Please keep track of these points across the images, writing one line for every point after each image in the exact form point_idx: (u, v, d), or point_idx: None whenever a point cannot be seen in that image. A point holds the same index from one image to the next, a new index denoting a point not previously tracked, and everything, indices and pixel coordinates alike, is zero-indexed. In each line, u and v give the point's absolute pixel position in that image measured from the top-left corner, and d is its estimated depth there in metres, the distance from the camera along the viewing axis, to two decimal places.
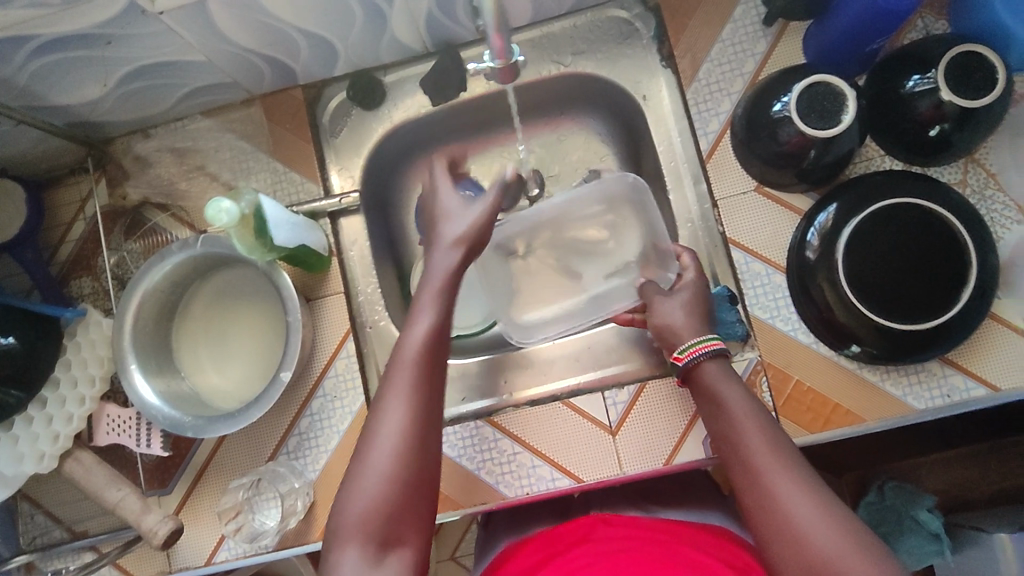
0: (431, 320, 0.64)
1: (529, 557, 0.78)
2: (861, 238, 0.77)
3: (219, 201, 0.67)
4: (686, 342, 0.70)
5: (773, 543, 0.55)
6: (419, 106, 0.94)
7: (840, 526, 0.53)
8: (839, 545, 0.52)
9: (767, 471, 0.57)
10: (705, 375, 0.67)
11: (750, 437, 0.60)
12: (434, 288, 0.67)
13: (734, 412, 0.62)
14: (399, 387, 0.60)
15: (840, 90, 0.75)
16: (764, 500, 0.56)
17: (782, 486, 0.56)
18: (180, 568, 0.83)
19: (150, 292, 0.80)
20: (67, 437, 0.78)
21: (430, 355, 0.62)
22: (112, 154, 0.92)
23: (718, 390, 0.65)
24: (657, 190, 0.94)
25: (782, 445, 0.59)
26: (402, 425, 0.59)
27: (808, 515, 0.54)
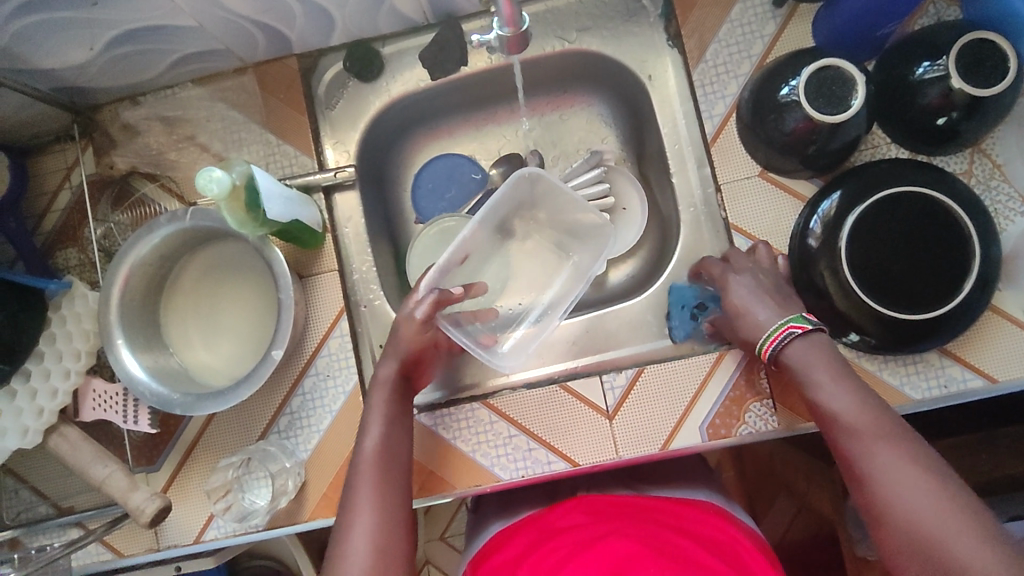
0: (380, 434, 0.70)
1: (514, 549, 0.75)
2: (865, 226, 0.76)
3: (210, 169, 0.64)
4: (764, 330, 0.70)
5: (886, 526, 0.57)
6: (418, 79, 0.92)
7: (941, 502, 0.55)
8: (945, 522, 0.54)
9: (868, 460, 0.60)
10: (793, 361, 0.68)
11: (849, 423, 0.63)
12: (376, 404, 0.72)
13: (835, 405, 0.64)
14: (364, 502, 0.65)
15: (849, 74, 0.73)
16: (870, 489, 0.59)
17: (881, 472, 0.58)
18: (168, 546, 0.82)
19: (138, 264, 0.77)
20: (52, 411, 0.76)
21: (385, 462, 0.68)
22: (100, 121, 0.89)
23: (809, 382, 0.66)
24: (660, 173, 0.93)
25: (883, 428, 0.61)
26: (371, 529, 0.63)
27: (911, 496, 0.56)
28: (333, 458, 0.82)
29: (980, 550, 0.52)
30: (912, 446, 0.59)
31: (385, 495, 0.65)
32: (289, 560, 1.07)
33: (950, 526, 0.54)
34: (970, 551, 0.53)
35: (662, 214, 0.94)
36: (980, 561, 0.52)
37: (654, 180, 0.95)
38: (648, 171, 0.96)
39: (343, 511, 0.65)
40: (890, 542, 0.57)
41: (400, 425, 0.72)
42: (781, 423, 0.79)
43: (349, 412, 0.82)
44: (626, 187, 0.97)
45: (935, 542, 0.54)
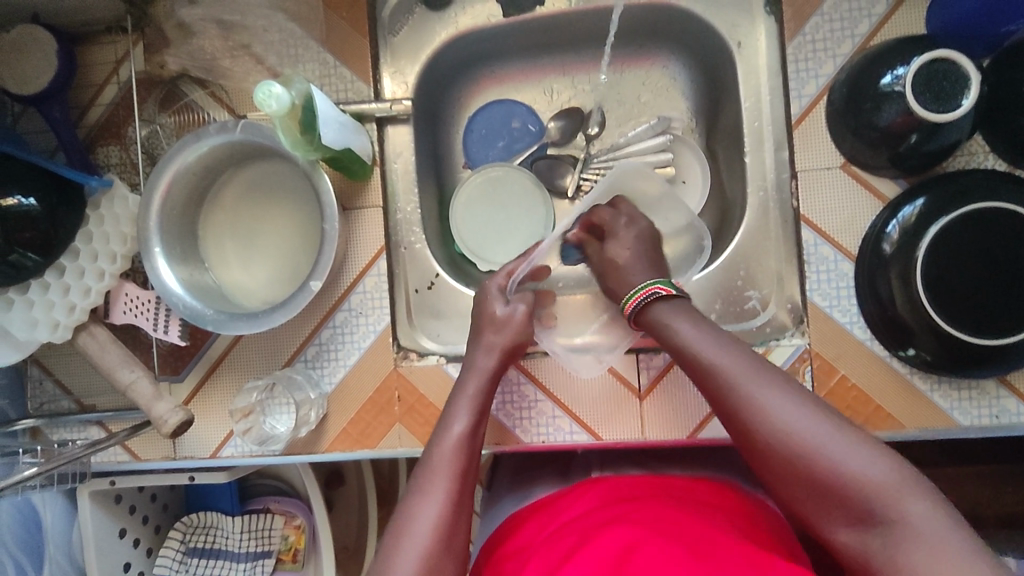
0: (466, 426, 0.68)
1: (526, 537, 0.72)
2: (948, 239, 0.70)
3: (270, 84, 0.61)
4: (630, 288, 0.73)
5: (767, 446, 0.58)
6: (488, 14, 0.86)
7: (824, 421, 0.57)
8: (824, 434, 0.56)
9: (750, 386, 0.60)
10: (654, 314, 0.70)
11: (723, 353, 0.63)
12: (470, 393, 0.71)
13: (687, 343, 0.65)
14: (433, 488, 0.63)
15: (966, 73, 0.65)
16: (752, 417, 0.59)
17: (765, 397, 0.59)
18: (185, 456, 0.83)
19: (182, 171, 0.75)
20: (83, 310, 0.75)
21: (463, 456, 0.66)
22: (154, 16, 0.83)
23: (670, 326, 0.67)
24: (730, 151, 0.87)
25: (754, 363, 0.62)
26: (436, 515, 0.61)
27: (793, 413, 0.58)
28: (355, 398, 0.82)
29: (866, 456, 0.54)
30: (788, 379, 0.61)
31: (456, 487, 0.64)
32: (296, 484, 1.09)
33: (837, 439, 0.55)
34: (854, 459, 0.54)
35: (725, 194, 0.89)
36: (867, 467, 0.54)
37: (722, 156, 0.89)
38: (716, 146, 0.90)
39: (412, 491, 0.64)
40: (777, 464, 0.58)
41: (482, 420, 0.71)
42: None
43: (378, 352, 0.82)
44: (689, 159, 0.91)
45: (818, 455, 0.55)
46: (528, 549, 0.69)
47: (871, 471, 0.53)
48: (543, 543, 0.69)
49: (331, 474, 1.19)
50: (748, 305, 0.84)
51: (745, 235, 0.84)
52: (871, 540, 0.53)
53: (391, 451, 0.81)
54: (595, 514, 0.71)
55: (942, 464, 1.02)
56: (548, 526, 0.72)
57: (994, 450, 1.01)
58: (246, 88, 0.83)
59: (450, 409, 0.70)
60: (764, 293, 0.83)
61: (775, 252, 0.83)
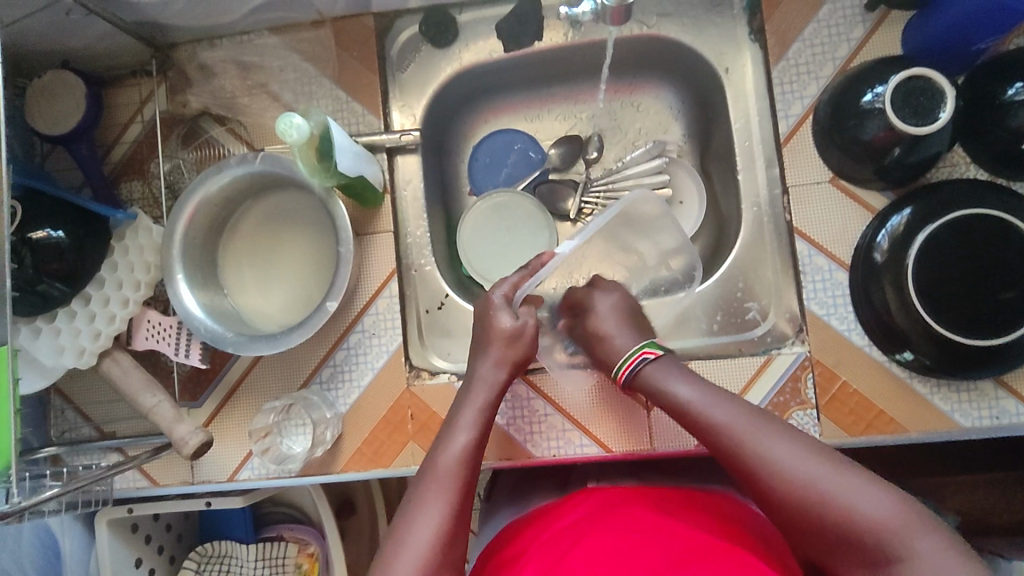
0: (469, 438, 0.70)
1: (523, 541, 0.74)
2: (935, 245, 0.73)
3: (292, 115, 0.65)
4: (619, 358, 0.76)
5: (787, 500, 0.60)
6: (491, 50, 0.91)
7: (829, 467, 0.59)
8: (834, 482, 0.58)
9: (756, 443, 0.62)
10: (648, 378, 0.73)
11: (723, 412, 0.66)
12: (473, 404, 0.73)
13: (687, 400, 0.68)
14: (433, 497, 0.65)
15: (939, 86, 0.70)
16: (763, 472, 0.61)
17: (775, 451, 0.61)
18: (203, 480, 0.85)
19: (205, 202, 0.79)
20: (108, 336, 0.78)
21: (465, 469, 0.68)
22: (176, 60, 0.90)
23: (667, 389, 0.70)
24: (724, 170, 0.91)
25: (755, 418, 0.65)
26: (436, 524, 0.63)
27: (798, 459, 0.60)
28: (369, 417, 0.84)
29: (874, 497, 0.56)
30: (786, 427, 0.64)
31: (455, 500, 0.65)
32: (309, 511, 1.10)
33: (846, 484, 0.58)
34: (864, 501, 0.56)
35: (721, 211, 0.93)
36: (878, 507, 0.56)
37: (716, 176, 0.94)
38: (711, 167, 0.95)
39: (411, 499, 0.66)
40: (794, 516, 0.59)
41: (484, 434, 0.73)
42: (824, 436, 0.79)
43: (391, 371, 0.84)
44: (685, 180, 0.95)
45: (831, 500, 0.57)
46: (524, 552, 0.71)
47: (883, 513, 0.55)
48: (540, 546, 0.70)
49: (343, 501, 1.19)
50: (748, 316, 0.87)
51: (741, 249, 0.88)
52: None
53: (404, 469, 0.83)
54: (591, 518, 0.72)
55: (949, 473, 1.03)
56: (546, 531, 0.73)
57: (997, 457, 1.02)
58: (263, 123, 0.88)
59: (453, 422, 0.72)
60: (763, 304, 0.86)
61: (771, 265, 0.86)
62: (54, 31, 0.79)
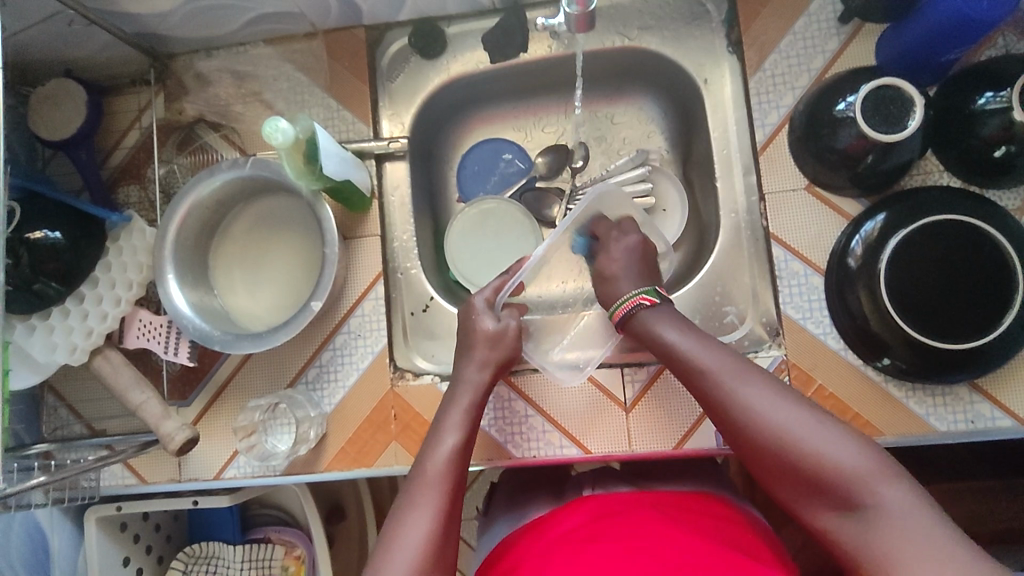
0: (458, 439, 0.71)
1: (520, 550, 0.73)
2: (907, 250, 0.75)
3: (277, 119, 0.67)
4: (619, 297, 0.77)
5: (760, 441, 0.61)
6: (478, 61, 0.93)
7: (806, 413, 0.60)
8: (808, 428, 0.59)
9: (738, 386, 0.63)
10: (640, 323, 0.74)
11: (709, 355, 0.67)
12: (461, 407, 0.74)
13: (675, 343, 0.69)
14: (423, 501, 0.65)
15: (909, 96, 0.72)
16: (739, 415, 0.62)
17: (755, 396, 0.62)
18: (190, 477, 0.86)
19: (196, 204, 0.81)
20: (100, 334, 0.80)
21: (454, 469, 0.68)
22: (174, 69, 0.93)
23: (658, 332, 0.71)
24: (704, 178, 0.93)
25: (741, 365, 0.65)
26: (429, 523, 0.63)
27: (776, 405, 0.61)
28: (352, 418, 0.85)
29: (846, 444, 0.58)
30: (768, 374, 0.65)
31: (445, 502, 0.65)
32: (297, 513, 1.11)
33: (819, 432, 0.59)
34: (833, 448, 0.58)
35: (702, 218, 0.95)
36: (847, 456, 0.57)
37: (697, 184, 0.96)
38: (692, 175, 0.96)
39: (401, 505, 0.66)
40: (766, 456, 0.61)
41: (473, 436, 0.73)
42: None
43: (376, 372, 0.86)
44: (668, 188, 0.97)
45: (802, 445, 0.59)
46: (522, 562, 0.70)
47: (851, 459, 0.57)
48: (535, 557, 0.70)
49: (332, 506, 1.20)
50: (726, 320, 0.88)
51: (719, 256, 0.89)
52: (852, 527, 0.56)
53: (387, 469, 0.84)
54: (585, 529, 0.72)
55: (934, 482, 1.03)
56: (541, 541, 0.73)
57: (982, 467, 1.02)
58: (256, 130, 0.90)
59: (440, 425, 0.73)
60: (742, 309, 0.88)
61: (750, 270, 0.88)
62: (57, 40, 0.83)
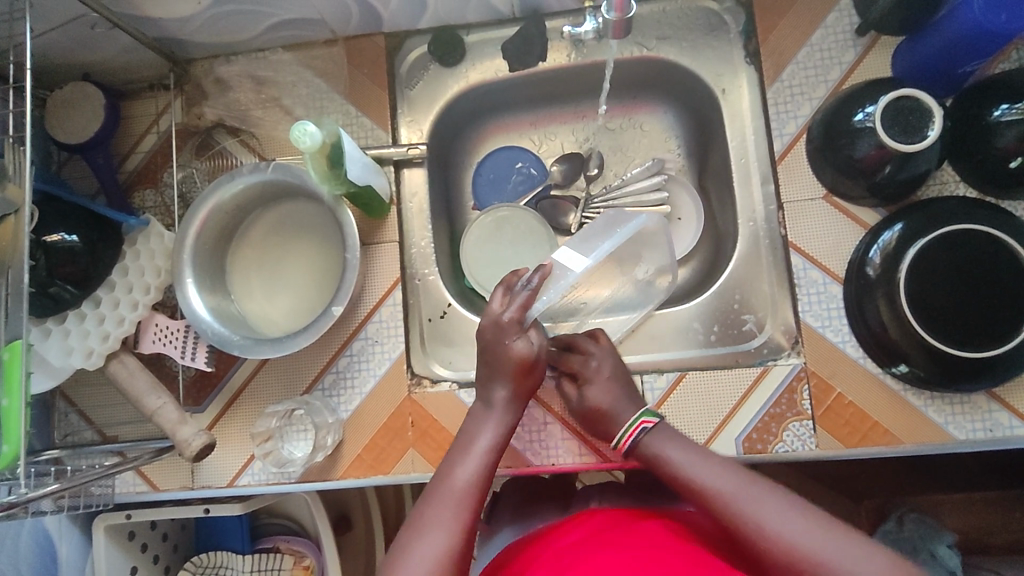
0: (483, 460, 0.70)
1: (528, 557, 0.73)
2: (926, 260, 0.75)
3: (305, 123, 0.67)
4: (619, 428, 0.76)
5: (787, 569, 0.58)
6: (496, 69, 0.94)
7: (832, 534, 0.58)
8: (836, 552, 0.56)
9: (752, 509, 0.61)
10: (646, 450, 0.72)
11: (723, 480, 0.65)
12: (495, 415, 0.75)
13: (681, 467, 0.68)
14: (443, 516, 0.64)
15: (928, 106, 0.73)
16: (761, 541, 0.60)
17: (770, 519, 0.60)
18: (203, 485, 0.85)
19: (216, 208, 0.81)
20: (116, 338, 0.79)
21: (476, 488, 0.67)
22: (193, 74, 0.93)
23: (661, 455, 0.71)
24: (721, 187, 0.94)
25: (756, 483, 0.63)
26: (445, 541, 0.62)
27: (794, 525, 0.59)
28: (369, 425, 0.85)
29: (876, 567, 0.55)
30: (787, 491, 0.62)
31: (467, 520, 0.64)
32: (306, 522, 1.09)
33: (844, 554, 0.56)
34: (862, 570, 0.55)
35: (718, 227, 0.95)
36: (873, 574, 0.55)
37: (713, 193, 0.96)
38: (708, 184, 0.97)
39: (418, 515, 0.65)
40: None
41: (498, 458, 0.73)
42: (820, 447, 0.80)
43: (394, 378, 0.86)
44: (683, 197, 0.99)
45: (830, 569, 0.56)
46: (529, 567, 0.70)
47: None
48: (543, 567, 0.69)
49: (340, 515, 1.18)
50: (745, 327, 0.88)
51: (736, 264, 0.90)
52: None
53: (404, 476, 0.84)
54: (590, 540, 0.71)
55: (947, 493, 1.03)
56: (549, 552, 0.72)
57: (994, 476, 1.02)
58: (276, 136, 0.90)
59: (468, 441, 0.72)
60: (760, 317, 0.88)
61: (768, 278, 0.88)
62: (78, 43, 0.83)
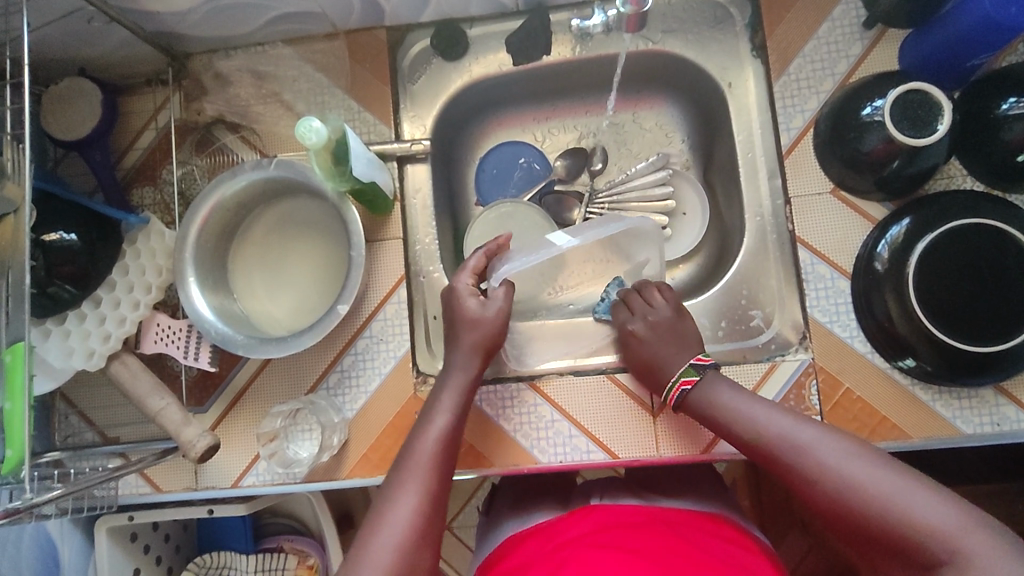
0: (446, 422, 0.72)
1: (524, 554, 0.73)
2: (935, 254, 0.75)
3: (310, 120, 0.66)
4: (667, 380, 0.77)
5: (845, 507, 0.59)
6: (500, 63, 0.93)
7: (891, 472, 0.58)
8: (894, 488, 0.57)
9: (803, 452, 0.63)
10: (697, 394, 0.74)
11: (777, 421, 0.66)
12: (455, 378, 0.76)
13: (737, 411, 0.70)
14: (409, 483, 0.65)
15: (936, 99, 0.72)
16: (817, 481, 0.61)
17: (825, 455, 0.62)
18: (207, 486, 0.84)
19: (218, 206, 0.80)
20: (118, 339, 0.78)
21: (441, 451, 0.69)
22: (191, 69, 0.91)
23: (718, 400, 0.72)
24: (727, 182, 0.93)
25: (812, 426, 0.65)
26: (414, 502, 0.63)
27: (850, 462, 0.60)
28: (376, 423, 0.84)
29: (932, 501, 0.56)
30: (846, 435, 0.64)
31: (432, 481, 0.66)
32: (310, 521, 1.09)
33: (904, 489, 0.57)
34: (917, 503, 0.56)
35: (724, 222, 0.95)
36: (926, 508, 0.56)
37: (718, 188, 0.96)
38: (713, 178, 0.97)
39: (388, 487, 0.66)
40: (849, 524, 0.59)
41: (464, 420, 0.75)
42: None
43: (399, 377, 0.85)
44: (688, 192, 0.98)
45: (887, 504, 0.57)
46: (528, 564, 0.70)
47: (937, 514, 0.55)
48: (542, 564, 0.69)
49: (342, 513, 1.18)
50: (752, 323, 0.88)
51: (743, 259, 0.89)
52: None
53: None
54: (591, 536, 0.71)
55: (950, 486, 1.03)
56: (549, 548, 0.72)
57: (996, 468, 1.03)
58: (276, 132, 0.89)
59: (431, 407, 0.74)
60: (767, 312, 0.87)
61: (775, 272, 0.87)
62: (74, 37, 0.81)
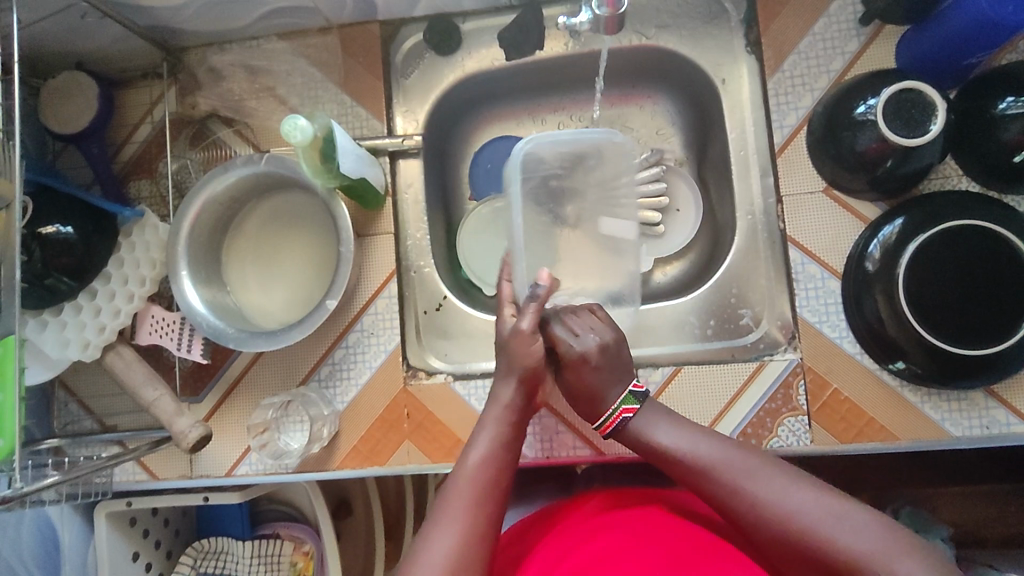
0: (486, 453, 0.68)
1: (529, 544, 0.72)
2: (926, 255, 0.74)
3: (296, 118, 0.67)
4: (602, 412, 0.72)
5: (781, 539, 0.59)
6: (492, 58, 0.92)
7: (819, 499, 0.59)
8: (828, 517, 0.57)
9: (743, 479, 0.62)
10: (632, 431, 0.70)
11: (710, 453, 0.64)
12: (493, 416, 0.71)
13: (671, 449, 0.66)
14: (451, 516, 0.62)
15: (931, 100, 0.72)
16: (753, 515, 0.60)
17: (758, 488, 0.61)
18: (201, 474, 0.86)
19: (210, 200, 0.81)
20: (113, 330, 0.80)
21: (487, 483, 0.65)
22: (186, 63, 0.92)
23: (650, 437, 0.68)
24: (720, 179, 0.93)
25: (742, 456, 0.64)
26: (454, 540, 0.60)
27: (782, 491, 0.60)
28: (366, 416, 0.85)
29: (862, 530, 0.56)
30: (775, 461, 0.63)
31: (476, 521, 0.62)
32: (306, 509, 1.10)
33: (834, 518, 0.57)
34: (848, 534, 0.56)
35: (717, 220, 0.94)
36: (857, 539, 0.56)
37: (712, 184, 0.95)
38: (708, 175, 0.96)
39: (427, 523, 0.63)
40: (786, 552, 0.59)
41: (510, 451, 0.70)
42: (815, 442, 0.80)
43: (388, 370, 0.86)
44: (682, 188, 0.98)
45: (817, 534, 0.57)
46: (530, 555, 0.70)
47: (864, 542, 0.55)
48: (543, 549, 0.69)
49: (339, 502, 1.19)
50: (742, 322, 0.88)
51: (735, 257, 0.89)
52: None
53: (400, 468, 0.84)
54: (591, 520, 0.71)
55: (945, 486, 1.03)
56: (548, 534, 0.72)
57: (993, 471, 1.02)
58: (269, 126, 0.90)
59: (474, 437, 0.69)
60: (757, 311, 0.87)
61: (766, 271, 0.87)
62: (67, 32, 0.82)
